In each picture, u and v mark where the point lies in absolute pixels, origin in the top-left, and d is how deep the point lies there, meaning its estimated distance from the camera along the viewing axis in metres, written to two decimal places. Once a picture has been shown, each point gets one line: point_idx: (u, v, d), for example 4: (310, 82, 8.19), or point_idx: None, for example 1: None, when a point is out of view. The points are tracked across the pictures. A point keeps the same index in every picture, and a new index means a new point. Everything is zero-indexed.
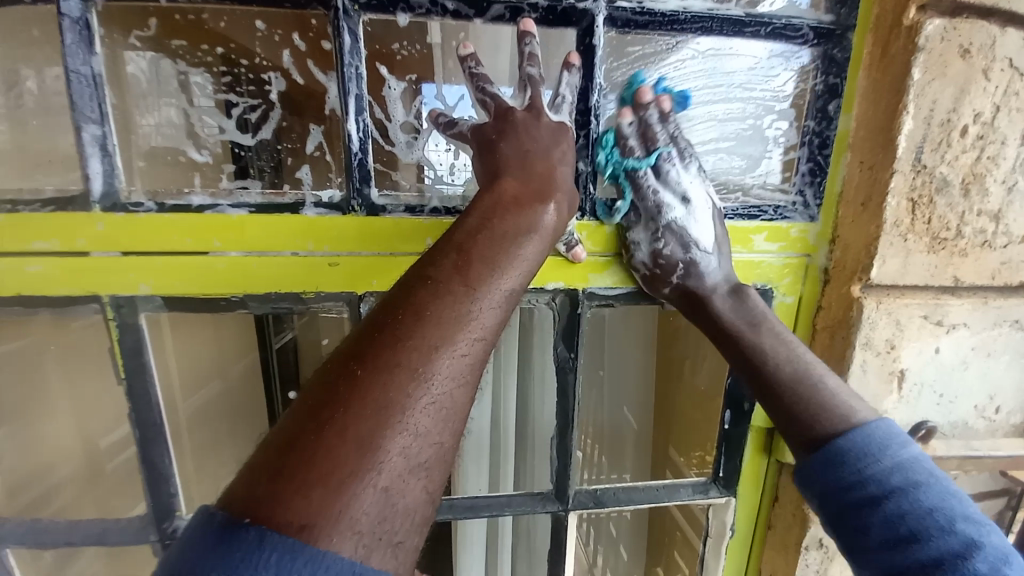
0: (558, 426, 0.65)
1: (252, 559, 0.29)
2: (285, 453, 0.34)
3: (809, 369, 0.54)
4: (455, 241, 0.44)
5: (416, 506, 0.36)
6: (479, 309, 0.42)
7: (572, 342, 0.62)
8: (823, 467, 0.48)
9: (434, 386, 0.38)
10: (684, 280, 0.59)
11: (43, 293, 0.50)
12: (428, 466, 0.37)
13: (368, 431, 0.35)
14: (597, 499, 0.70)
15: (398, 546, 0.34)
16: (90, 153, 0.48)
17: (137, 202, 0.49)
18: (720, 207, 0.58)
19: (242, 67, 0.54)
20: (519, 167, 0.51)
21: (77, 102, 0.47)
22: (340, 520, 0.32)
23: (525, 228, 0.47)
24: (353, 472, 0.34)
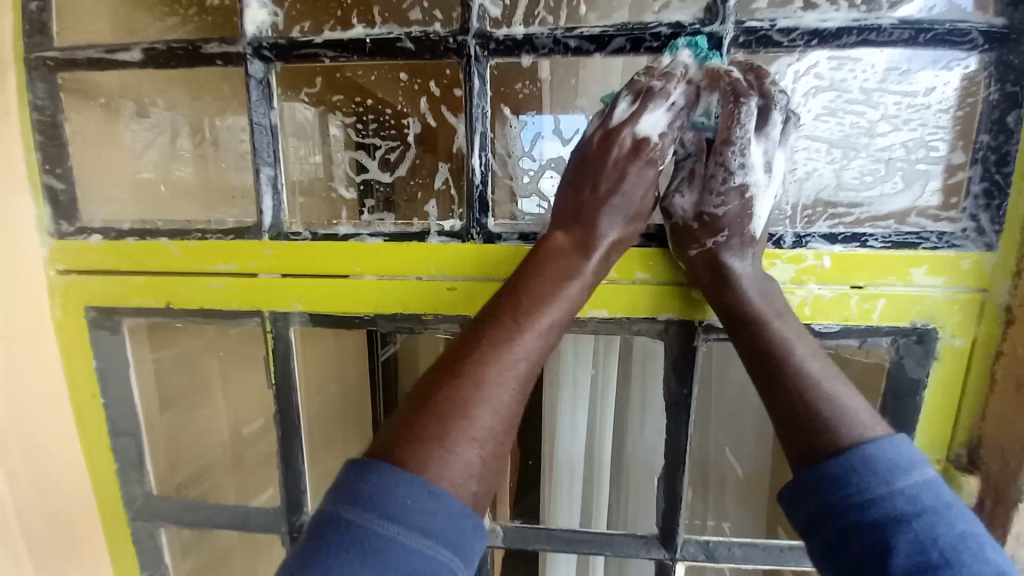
0: (668, 466, 0.61)
1: (372, 479, 0.38)
2: (394, 425, 0.42)
3: (829, 372, 0.46)
4: (509, 286, 0.49)
5: (477, 472, 0.41)
6: (527, 342, 0.46)
7: (685, 377, 0.58)
8: (818, 483, 0.41)
9: (491, 393, 0.43)
10: (719, 246, 0.50)
11: (222, 306, 0.60)
12: (493, 443, 0.43)
13: (443, 418, 0.42)
14: (709, 552, 0.64)
15: (460, 484, 0.40)
16: (264, 190, 0.56)
17: (297, 231, 0.57)
18: (710, 220, 0.51)
19: (388, 114, 0.63)
20: (570, 217, 0.53)
21: (258, 148, 0.55)
22: (437, 465, 0.40)
23: (572, 272, 0.50)
24: (439, 442, 0.41)
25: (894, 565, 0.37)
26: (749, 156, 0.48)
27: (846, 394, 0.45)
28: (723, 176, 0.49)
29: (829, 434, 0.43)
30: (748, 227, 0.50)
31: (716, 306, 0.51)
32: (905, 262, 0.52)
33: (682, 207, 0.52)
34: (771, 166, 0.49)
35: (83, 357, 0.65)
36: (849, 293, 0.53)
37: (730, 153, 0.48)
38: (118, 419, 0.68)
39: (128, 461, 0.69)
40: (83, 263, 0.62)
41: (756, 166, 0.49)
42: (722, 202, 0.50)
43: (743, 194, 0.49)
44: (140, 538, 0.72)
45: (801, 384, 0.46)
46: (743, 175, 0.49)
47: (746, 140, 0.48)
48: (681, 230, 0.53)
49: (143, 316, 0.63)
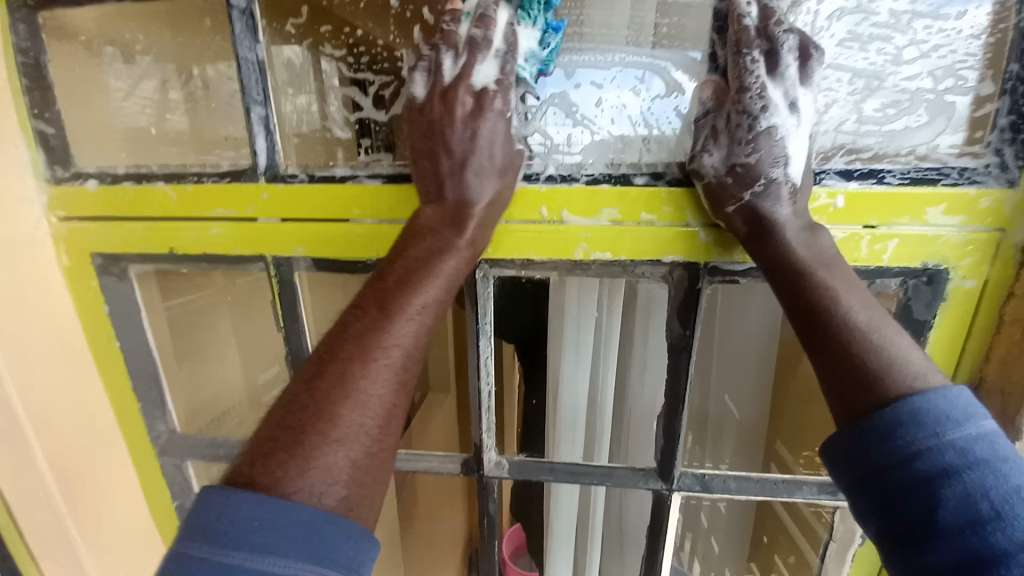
0: (667, 405, 0.63)
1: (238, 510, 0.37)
2: (288, 430, 0.41)
3: (880, 322, 0.44)
4: (378, 275, 0.50)
5: (349, 474, 0.41)
6: (398, 329, 0.46)
7: (688, 319, 0.58)
8: (866, 437, 0.40)
9: (366, 392, 0.44)
10: (754, 200, 0.48)
11: (225, 251, 0.60)
12: (371, 448, 0.43)
13: (298, 428, 0.41)
14: (704, 484, 0.67)
15: (322, 494, 0.40)
16: (256, 131, 0.55)
17: (294, 173, 0.56)
18: (740, 173, 0.48)
19: (379, 46, 0.58)
20: (433, 190, 0.52)
21: (246, 85, 0.54)
22: (294, 471, 0.39)
23: (439, 250, 0.50)
24: (303, 447, 0.40)
25: (941, 517, 0.36)
26: (770, 99, 0.46)
27: (907, 348, 0.43)
28: (748, 123, 0.47)
29: (868, 390, 0.41)
30: (784, 176, 0.47)
31: (761, 263, 0.48)
32: (920, 200, 0.50)
33: (712, 163, 0.49)
34: (796, 107, 0.47)
35: (95, 303, 0.67)
36: (861, 233, 0.52)
37: (749, 100, 0.46)
38: (135, 362, 0.70)
39: (149, 401, 0.73)
40: (83, 210, 0.62)
41: (779, 107, 0.46)
42: (750, 151, 0.47)
43: (771, 137, 0.46)
44: (169, 471, 0.76)
45: (850, 342, 0.43)
46: (770, 120, 0.46)
47: (776, 88, 0.46)
48: (713, 187, 0.50)
49: (148, 263, 0.64)
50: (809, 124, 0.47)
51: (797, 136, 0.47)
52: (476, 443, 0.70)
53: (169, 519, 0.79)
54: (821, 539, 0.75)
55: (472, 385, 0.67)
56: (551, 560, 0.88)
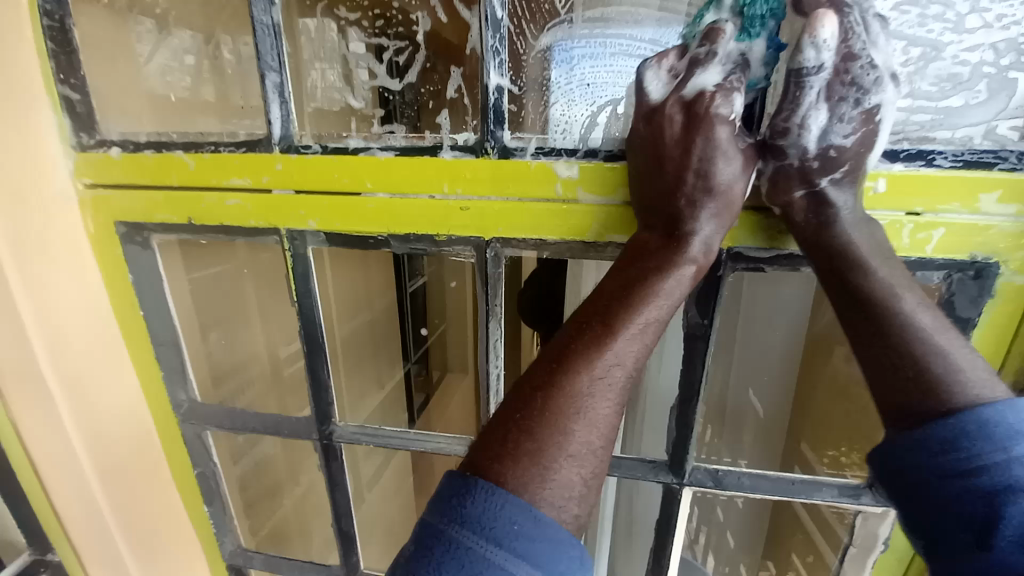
0: (681, 396, 0.61)
1: (465, 496, 0.38)
2: (511, 418, 0.41)
3: (940, 325, 0.41)
4: (604, 286, 0.47)
5: (584, 473, 0.40)
6: (620, 345, 0.43)
7: (707, 307, 0.55)
8: (920, 448, 0.38)
9: (592, 410, 0.41)
10: (832, 185, 0.45)
11: (240, 223, 0.60)
12: (598, 454, 0.41)
13: (531, 447, 0.40)
14: (717, 479, 0.65)
15: (561, 507, 0.39)
16: (271, 99, 0.54)
17: (307, 145, 0.55)
18: (831, 157, 0.44)
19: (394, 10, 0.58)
20: (649, 206, 0.48)
21: (262, 50, 0.52)
22: (539, 482, 0.39)
23: (670, 267, 0.45)
24: (525, 450, 0.40)
25: (999, 535, 0.34)
26: (877, 73, 0.41)
27: (967, 353, 0.40)
28: (849, 98, 0.42)
29: (926, 401, 0.39)
30: (866, 159, 0.44)
31: (810, 255, 0.46)
32: (974, 184, 0.46)
33: (791, 145, 0.44)
34: (894, 78, 0.42)
35: (120, 269, 0.68)
36: (903, 219, 0.48)
37: (859, 70, 0.41)
38: (158, 329, 0.72)
39: (171, 367, 0.75)
40: (108, 177, 0.63)
41: (885, 81, 0.42)
42: (845, 131, 0.43)
43: (872, 116, 0.42)
44: (189, 436, 0.79)
45: (913, 352, 0.40)
46: (875, 99, 0.42)
47: (868, 57, 0.41)
48: (788, 171, 0.45)
49: (169, 232, 0.65)
50: (903, 99, 0.44)
51: (890, 114, 0.43)
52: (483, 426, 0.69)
53: (190, 481, 0.82)
54: (840, 540, 0.70)
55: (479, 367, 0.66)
56: None
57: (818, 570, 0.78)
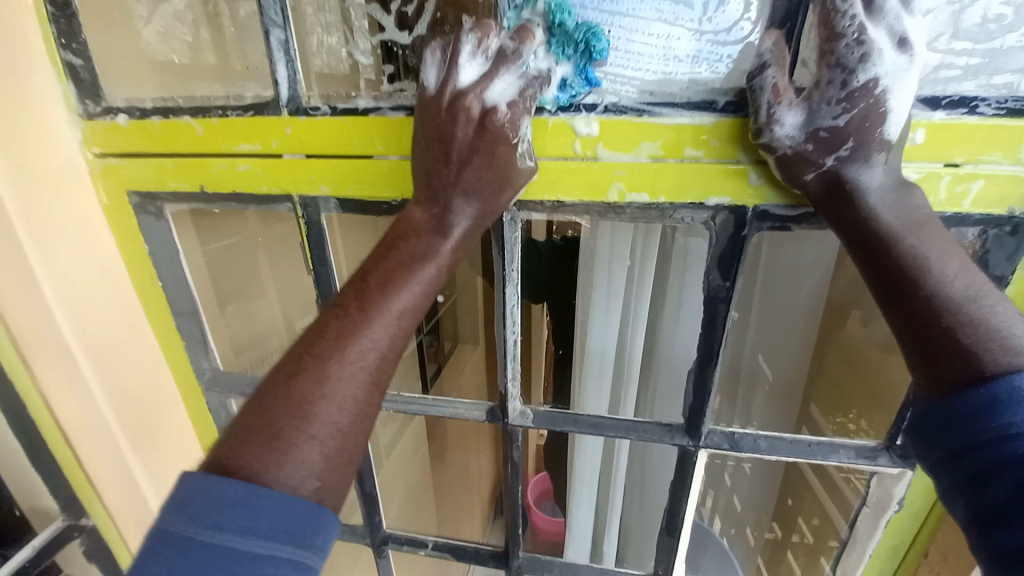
0: (699, 360, 0.60)
1: (217, 491, 0.37)
2: (265, 406, 0.41)
3: (980, 290, 0.39)
4: (362, 272, 0.47)
5: (322, 456, 0.40)
6: (374, 330, 0.44)
7: (729, 269, 0.54)
8: (953, 416, 0.37)
9: (337, 393, 0.41)
10: (838, 164, 0.42)
11: (252, 190, 0.59)
12: (343, 440, 0.41)
13: (276, 422, 0.40)
14: (733, 442, 0.65)
15: (296, 484, 0.39)
16: (277, 58, 0.52)
17: (316, 106, 0.54)
18: (831, 137, 0.41)
19: None
20: (425, 189, 0.49)
21: (264, 6, 0.50)
22: (279, 460, 0.39)
23: (417, 257, 0.47)
24: (287, 435, 0.39)
25: None
26: (873, 43, 0.38)
27: (1009, 319, 0.38)
28: (845, 75, 0.39)
29: (963, 371, 0.37)
30: (879, 132, 0.41)
31: (834, 225, 0.43)
32: (1018, 134, 0.43)
33: (791, 128, 0.42)
34: (906, 45, 0.38)
35: (135, 240, 0.68)
36: (941, 172, 0.45)
37: (844, 48, 0.39)
38: (175, 298, 0.72)
39: (190, 337, 0.76)
40: (116, 145, 0.63)
41: (883, 51, 0.38)
42: (841, 109, 0.40)
43: (871, 91, 0.39)
44: (212, 404, 0.81)
45: (947, 321, 0.38)
46: (872, 71, 0.39)
47: (858, 32, 0.38)
48: (789, 157, 0.43)
49: (180, 200, 0.64)
50: (920, 68, 0.39)
51: (904, 85, 0.39)
52: (502, 391, 0.70)
53: None
54: (851, 506, 0.72)
55: (497, 333, 0.66)
56: (572, 508, 0.90)
57: (827, 531, 0.79)
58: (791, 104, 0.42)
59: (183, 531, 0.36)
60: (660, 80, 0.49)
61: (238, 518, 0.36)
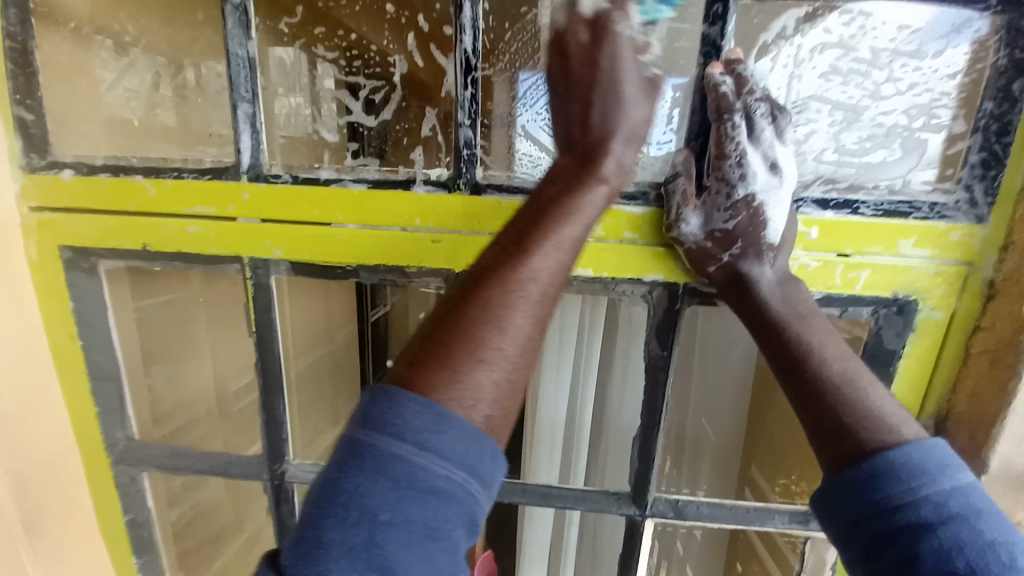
0: (643, 426, 0.62)
1: (377, 404, 0.38)
2: (432, 330, 0.42)
3: (856, 373, 0.44)
4: (517, 219, 0.46)
5: (484, 389, 0.40)
6: (539, 263, 0.43)
7: (666, 339, 0.58)
8: (840, 491, 0.40)
9: (503, 322, 0.41)
10: (732, 260, 0.49)
11: (200, 250, 0.58)
12: (513, 360, 0.42)
13: (446, 342, 0.41)
14: (678, 510, 0.66)
15: (472, 405, 0.39)
16: (242, 128, 0.54)
17: (277, 174, 0.55)
18: (723, 237, 0.49)
19: (371, 52, 0.60)
20: (563, 136, 0.48)
21: (235, 82, 0.53)
22: (450, 385, 0.39)
23: (588, 198, 0.46)
24: (455, 361, 0.40)
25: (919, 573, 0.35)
26: (750, 164, 0.46)
27: (881, 399, 0.43)
28: (729, 189, 0.47)
29: (845, 446, 0.41)
30: (763, 236, 0.48)
31: (739, 314, 0.49)
32: (896, 230, 0.52)
33: (692, 228, 0.50)
34: (776, 169, 0.46)
35: (61, 297, 0.64)
36: (837, 260, 0.53)
37: (727, 168, 0.47)
38: (98, 361, 0.67)
39: (109, 405, 0.69)
40: (55, 199, 0.60)
41: (759, 172, 0.47)
42: (728, 217, 0.48)
43: (750, 204, 0.47)
44: (122, 480, 0.72)
45: (830, 399, 0.43)
46: (749, 188, 0.47)
47: (738, 156, 0.46)
48: (690, 250, 0.51)
49: (119, 258, 0.62)
50: (792, 184, 0.47)
51: (778, 199, 0.47)
52: None
53: (119, 530, 0.75)
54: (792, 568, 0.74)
55: None
56: None
57: None
58: (695, 207, 0.49)
59: (373, 443, 0.37)
60: None
61: (423, 441, 0.37)
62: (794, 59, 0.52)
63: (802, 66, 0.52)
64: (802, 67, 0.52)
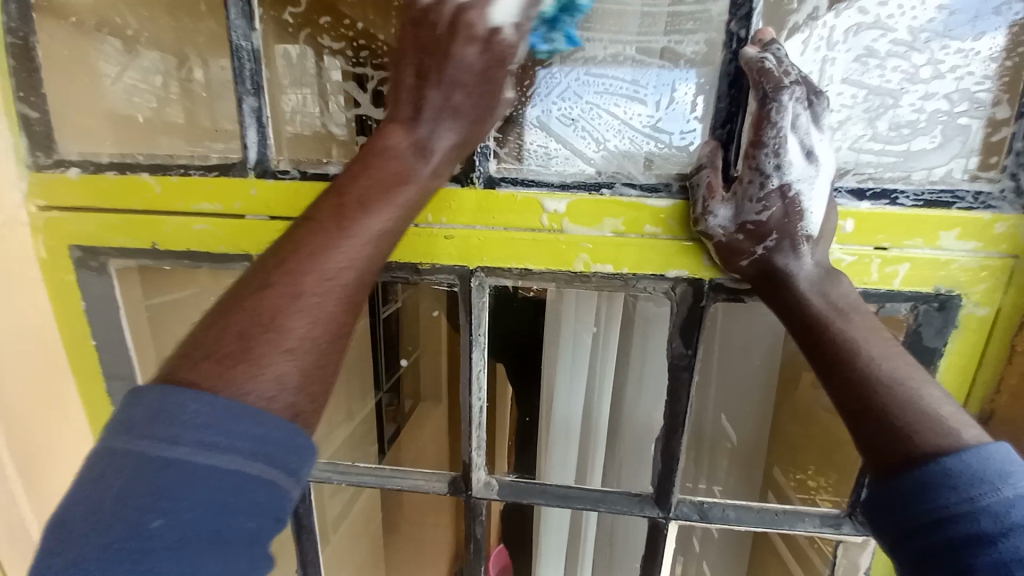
0: (666, 427, 0.60)
1: (161, 410, 0.34)
2: (237, 310, 0.38)
3: (907, 374, 0.41)
4: (335, 188, 0.43)
5: (287, 383, 0.37)
6: (348, 247, 0.41)
7: (690, 337, 0.56)
8: (890, 501, 0.37)
9: (305, 307, 0.39)
10: (766, 254, 0.46)
11: (209, 249, 0.57)
12: (316, 349, 0.39)
13: (246, 332, 0.37)
14: (703, 513, 0.64)
15: (271, 398, 0.37)
16: (248, 124, 0.52)
17: (285, 169, 0.53)
18: (755, 229, 0.46)
19: (378, 42, 0.55)
20: (403, 108, 0.44)
21: (240, 75, 0.51)
22: (243, 376, 0.36)
23: (395, 181, 0.43)
24: (256, 346, 0.37)
25: None
26: (787, 151, 0.43)
27: (937, 401, 0.39)
28: (765, 179, 0.44)
29: (893, 452, 0.38)
30: (800, 228, 0.45)
31: (776, 310, 0.47)
32: (937, 223, 0.48)
33: (722, 220, 0.47)
34: (813, 157, 0.44)
35: (71, 297, 0.63)
36: (872, 254, 0.50)
37: (763, 156, 0.44)
38: (111, 361, 0.67)
39: (122, 405, 0.69)
40: (61, 198, 0.59)
41: (795, 161, 0.44)
42: (761, 208, 0.45)
43: (785, 194, 0.44)
44: None
45: (880, 402, 0.40)
46: (785, 177, 0.44)
47: (776, 143, 0.43)
48: (719, 243, 0.48)
49: (128, 257, 0.61)
50: (828, 173, 0.45)
51: (814, 190, 0.44)
52: (465, 461, 0.66)
53: None
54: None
55: (462, 400, 0.64)
56: None
57: None
58: (724, 200, 0.47)
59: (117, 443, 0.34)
60: (621, 157, 0.53)
61: (205, 438, 0.34)
62: (825, 43, 0.49)
63: (836, 50, 0.49)
64: (835, 52, 0.49)
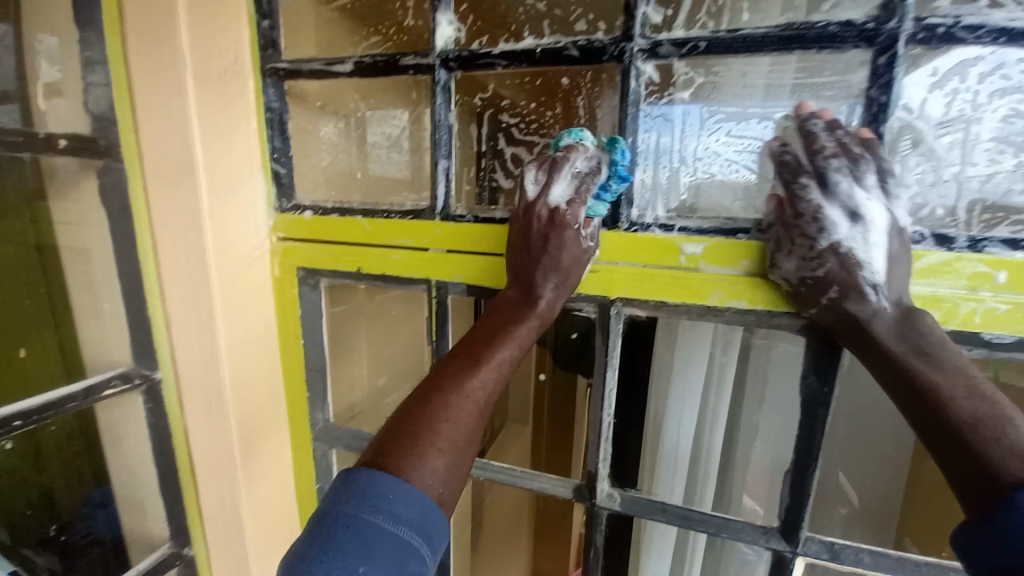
0: (796, 461, 0.62)
1: (358, 486, 0.45)
2: (400, 420, 0.50)
3: (1002, 408, 0.42)
4: (470, 337, 0.58)
5: (437, 479, 0.48)
6: (482, 376, 0.54)
7: (827, 375, 0.58)
8: (984, 534, 0.38)
9: (450, 419, 0.51)
10: (833, 300, 0.51)
11: (398, 274, 0.73)
12: (455, 453, 0.50)
13: (410, 434, 0.49)
14: (834, 553, 0.63)
15: (429, 484, 0.47)
16: (439, 180, 0.68)
17: (462, 214, 0.68)
18: (817, 281, 0.51)
19: (551, 113, 0.67)
20: (512, 275, 0.61)
21: (437, 142, 0.67)
22: (412, 461, 0.47)
23: (515, 320, 0.58)
24: (417, 444, 0.48)
25: None
26: (834, 215, 0.49)
27: None
28: (816, 241, 0.50)
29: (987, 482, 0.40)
30: (864, 280, 0.49)
31: (862, 357, 0.50)
32: None
33: (786, 271, 0.53)
34: (859, 216, 0.49)
35: (292, 305, 0.84)
36: None
37: (804, 222, 0.50)
38: (313, 357, 0.86)
39: (315, 393, 0.88)
40: (297, 232, 0.80)
41: (839, 221, 0.49)
42: (820, 263, 0.50)
43: (837, 250, 0.49)
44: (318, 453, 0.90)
45: (967, 432, 0.42)
46: (834, 237, 0.49)
47: (812, 210, 0.50)
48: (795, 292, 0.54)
49: (337, 278, 0.79)
50: (883, 228, 0.48)
51: (871, 245, 0.49)
52: (591, 472, 0.73)
53: (308, 493, 0.93)
54: None
55: (592, 414, 0.72)
56: None
57: None
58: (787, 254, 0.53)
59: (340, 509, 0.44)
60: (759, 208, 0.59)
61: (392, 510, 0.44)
62: (971, 105, 0.51)
63: (985, 112, 0.51)
64: (984, 113, 0.51)
